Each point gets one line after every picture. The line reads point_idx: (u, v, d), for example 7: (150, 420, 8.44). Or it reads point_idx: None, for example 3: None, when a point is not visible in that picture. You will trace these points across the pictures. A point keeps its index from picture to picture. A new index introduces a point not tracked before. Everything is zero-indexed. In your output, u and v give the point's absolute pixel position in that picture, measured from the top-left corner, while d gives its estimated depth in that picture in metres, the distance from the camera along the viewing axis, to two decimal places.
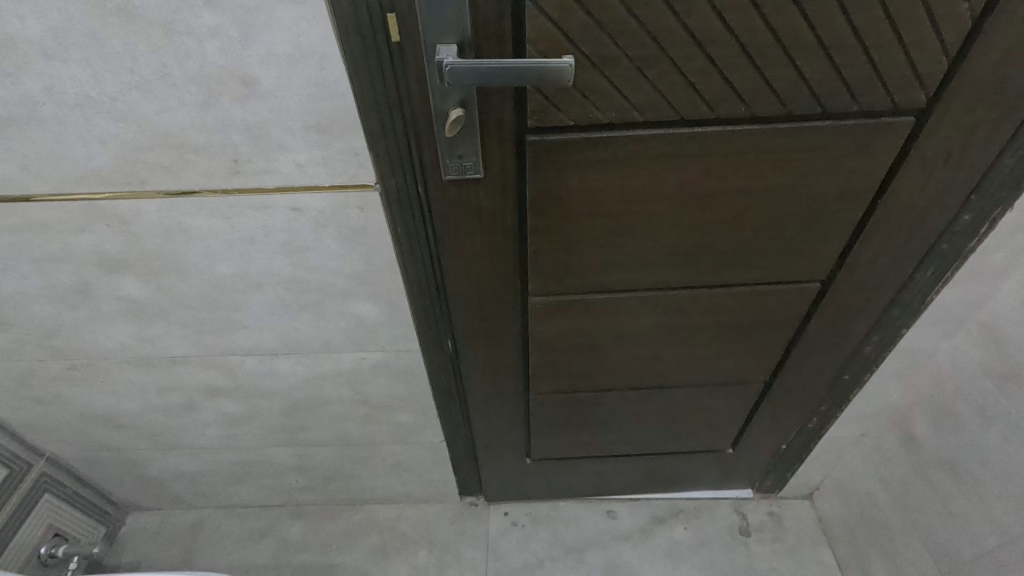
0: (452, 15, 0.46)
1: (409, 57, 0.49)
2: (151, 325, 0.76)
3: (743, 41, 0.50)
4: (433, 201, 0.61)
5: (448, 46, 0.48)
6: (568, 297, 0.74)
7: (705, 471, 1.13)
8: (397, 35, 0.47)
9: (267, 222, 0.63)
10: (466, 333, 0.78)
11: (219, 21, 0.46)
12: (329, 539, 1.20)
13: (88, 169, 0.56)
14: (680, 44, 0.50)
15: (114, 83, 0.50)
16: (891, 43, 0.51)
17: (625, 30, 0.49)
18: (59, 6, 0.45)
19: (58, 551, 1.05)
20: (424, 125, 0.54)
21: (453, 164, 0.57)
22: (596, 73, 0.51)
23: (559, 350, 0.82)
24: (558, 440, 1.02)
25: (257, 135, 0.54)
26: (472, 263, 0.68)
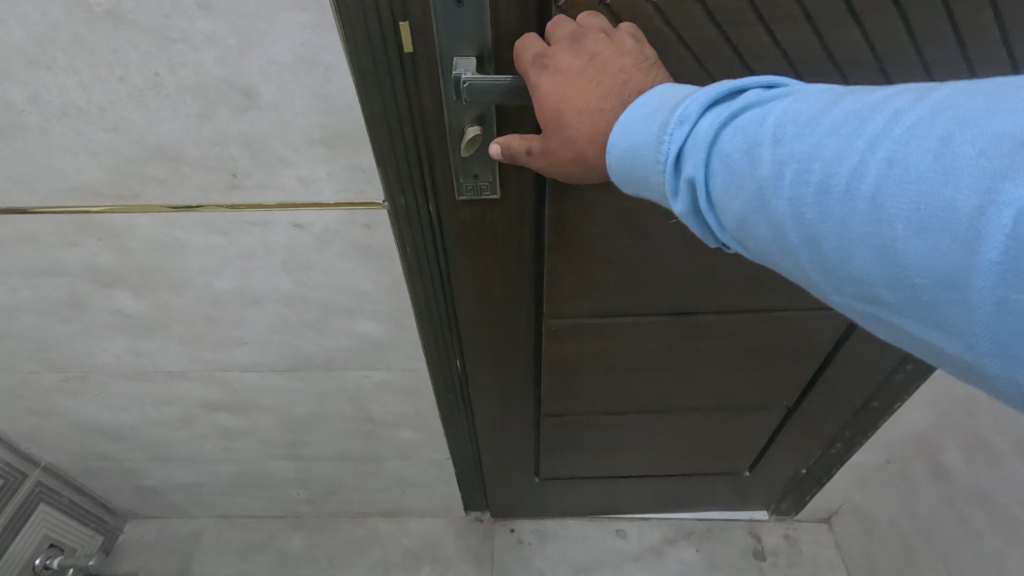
0: (471, 25, 0.43)
1: (423, 69, 0.46)
2: (147, 339, 0.73)
3: (790, 55, 0.46)
4: (444, 220, 0.57)
5: (466, 59, 0.44)
6: (586, 319, 0.71)
7: (719, 493, 1.09)
8: (410, 45, 0.44)
9: (269, 238, 0.59)
10: (476, 353, 0.74)
11: (215, 28, 0.42)
12: (330, 553, 1.17)
13: (78, 181, 0.53)
14: (721, 57, 0.46)
15: (103, 93, 0.46)
16: (955, 59, 0.46)
17: (658, 42, 0.45)
18: (42, 10, 0.41)
19: (54, 562, 1.03)
20: (438, 141, 0.50)
21: (468, 183, 0.53)
22: None
23: (573, 370, 0.79)
24: (568, 460, 0.99)
25: (258, 149, 0.50)
26: (483, 284, 0.64)
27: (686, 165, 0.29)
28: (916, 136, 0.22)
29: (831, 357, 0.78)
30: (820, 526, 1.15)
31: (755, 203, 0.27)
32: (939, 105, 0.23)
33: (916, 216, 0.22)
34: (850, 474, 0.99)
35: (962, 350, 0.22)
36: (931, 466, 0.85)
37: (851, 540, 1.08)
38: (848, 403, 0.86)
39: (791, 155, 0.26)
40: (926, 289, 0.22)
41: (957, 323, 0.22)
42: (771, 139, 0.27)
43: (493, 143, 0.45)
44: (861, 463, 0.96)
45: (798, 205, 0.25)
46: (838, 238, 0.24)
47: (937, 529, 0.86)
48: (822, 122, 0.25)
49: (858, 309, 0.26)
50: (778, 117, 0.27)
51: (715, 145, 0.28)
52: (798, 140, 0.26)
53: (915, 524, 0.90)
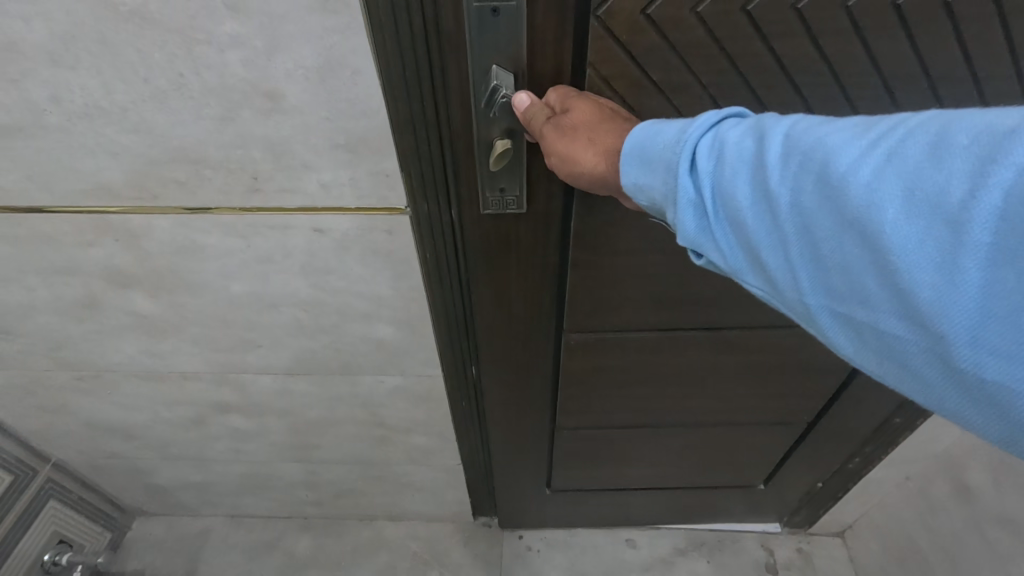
0: (506, 35, 0.42)
1: (451, 81, 0.45)
2: (162, 341, 0.73)
3: (838, 72, 0.46)
4: (466, 233, 0.56)
5: (502, 70, 0.44)
6: (604, 334, 0.70)
7: (733, 506, 1.08)
8: (439, 55, 0.43)
9: (288, 242, 0.58)
10: (492, 366, 0.73)
11: (242, 29, 0.41)
12: (336, 556, 1.16)
13: (98, 182, 0.52)
14: (765, 71, 0.46)
15: (126, 94, 0.45)
16: (1009, 75, 0.45)
17: (701, 54, 0.44)
18: (67, 9, 0.40)
19: (62, 558, 1.03)
20: (464, 154, 0.50)
21: (494, 197, 0.52)
22: (663, 101, 0.47)
23: (593, 384, 0.78)
24: (582, 472, 0.98)
25: (280, 153, 0.49)
26: (504, 297, 0.64)
27: (694, 154, 0.32)
28: (914, 135, 0.25)
29: (856, 375, 0.77)
30: (834, 540, 1.13)
31: (757, 195, 0.29)
32: (929, 114, 0.26)
33: (910, 200, 0.24)
34: (867, 488, 0.97)
35: (935, 331, 0.25)
36: (955, 486, 0.83)
37: (866, 556, 1.06)
38: (870, 420, 0.84)
39: (795, 148, 0.28)
40: (911, 271, 0.24)
41: (934, 303, 0.24)
42: (780, 137, 0.29)
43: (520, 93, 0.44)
44: (879, 478, 0.94)
45: (801, 193, 0.28)
46: (835, 224, 0.27)
47: (958, 549, 0.84)
48: (825, 125, 0.28)
49: (837, 302, 0.28)
50: (785, 123, 0.30)
51: (724, 139, 0.31)
52: (805, 138, 0.28)
53: (934, 542, 0.89)
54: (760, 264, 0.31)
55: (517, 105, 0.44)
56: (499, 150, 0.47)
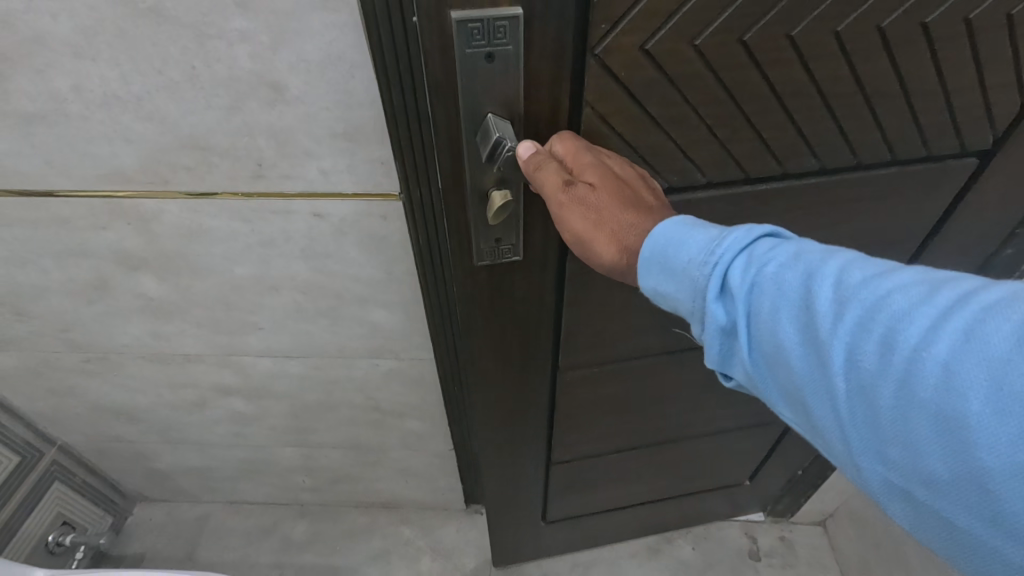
0: (501, 78, 0.43)
1: (443, 121, 0.45)
2: (168, 323, 0.76)
3: (825, 93, 0.48)
4: (461, 280, 0.58)
5: (498, 119, 0.45)
6: (601, 366, 0.74)
7: (718, 507, 1.11)
8: (432, 101, 0.44)
9: (289, 226, 0.62)
10: (488, 407, 0.75)
11: (250, 25, 0.45)
12: (332, 540, 1.19)
13: (113, 168, 0.56)
14: (759, 97, 0.48)
15: (142, 84, 0.49)
16: (972, 86, 0.50)
17: (699, 85, 0.46)
18: (92, 6, 0.44)
19: (65, 539, 1.06)
20: (456, 204, 0.51)
21: (490, 247, 0.54)
22: (660, 134, 0.49)
23: (589, 404, 0.80)
24: (576, 496, 0.99)
25: (284, 141, 0.53)
26: (500, 338, 0.65)
27: (739, 290, 0.33)
28: (995, 318, 0.25)
29: None
30: (815, 529, 1.17)
31: (813, 346, 0.31)
32: (1008, 291, 0.26)
33: (994, 394, 0.25)
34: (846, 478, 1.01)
35: (1004, 523, 0.26)
36: None
37: (847, 544, 1.10)
38: None
39: (855, 305, 0.29)
40: (990, 464, 0.25)
41: (1014, 500, 0.25)
42: (837, 286, 0.30)
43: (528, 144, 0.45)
44: None
45: (859, 354, 0.29)
46: (896, 395, 0.28)
47: None
48: (890, 281, 0.29)
49: (894, 466, 0.29)
50: (843, 270, 0.31)
51: (776, 280, 0.32)
52: (866, 295, 0.29)
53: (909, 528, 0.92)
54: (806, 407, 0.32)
55: (529, 157, 0.45)
56: (498, 203, 0.48)
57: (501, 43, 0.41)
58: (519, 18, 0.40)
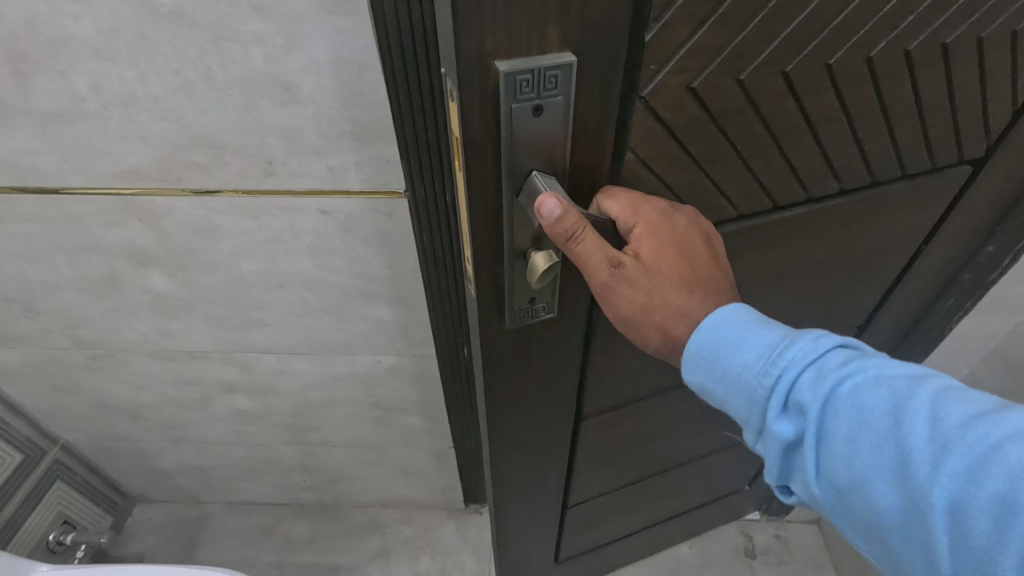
0: (546, 129, 0.37)
1: (480, 184, 0.39)
2: (174, 319, 0.78)
3: (853, 117, 0.47)
4: (492, 350, 0.52)
5: (545, 176, 0.39)
6: (618, 408, 0.72)
7: (716, 517, 1.12)
8: (461, 162, 0.38)
9: (296, 222, 0.64)
10: (512, 470, 0.70)
11: (266, 29, 0.47)
12: (332, 539, 1.20)
13: (127, 166, 0.58)
14: (794, 127, 0.46)
15: (159, 84, 0.51)
16: (976, 100, 0.50)
17: (740, 120, 0.43)
18: (114, 8, 0.46)
19: (66, 537, 1.07)
20: (489, 269, 0.45)
21: (526, 308, 0.49)
22: (699, 174, 0.46)
23: (606, 442, 0.77)
24: (586, 532, 0.96)
25: (293, 139, 0.55)
26: (523, 401, 0.61)
27: (817, 410, 0.35)
28: None
29: None
30: (809, 527, 1.19)
31: (903, 480, 0.31)
32: None
33: None
34: None
35: None
36: None
37: (839, 542, 1.12)
38: None
39: (955, 450, 0.30)
40: None
41: None
42: (934, 425, 0.31)
43: (549, 198, 0.38)
44: None
45: (964, 502, 0.29)
46: (1009, 553, 0.28)
47: None
48: (994, 431, 0.29)
49: None
50: (942, 408, 0.31)
51: (860, 406, 0.33)
52: (972, 440, 0.29)
53: None
54: (889, 542, 0.33)
55: (553, 219, 0.38)
56: (543, 266, 0.42)
57: (550, 94, 0.36)
58: (572, 64, 0.35)
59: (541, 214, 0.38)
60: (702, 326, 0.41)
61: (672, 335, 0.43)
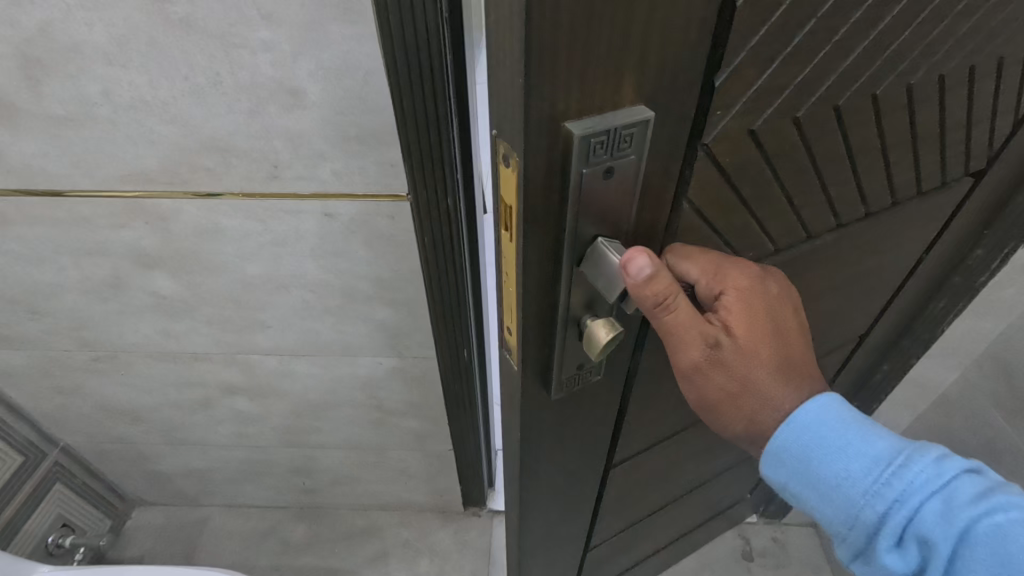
0: (612, 191, 0.36)
1: (539, 255, 0.38)
2: (178, 321, 0.79)
3: (886, 146, 0.48)
4: (533, 415, 0.50)
5: (610, 241, 0.38)
6: (645, 450, 0.71)
7: (717, 531, 1.12)
8: (512, 230, 0.37)
9: (301, 225, 0.65)
10: (544, 522, 0.68)
11: (273, 36, 0.49)
12: (331, 542, 1.21)
13: (135, 168, 0.59)
14: (835, 159, 0.46)
15: (168, 90, 0.52)
16: (986, 115, 0.51)
17: (790, 158, 0.43)
18: (126, 16, 0.48)
19: (65, 540, 1.07)
20: (535, 338, 0.43)
21: (571, 374, 0.47)
22: (745, 213, 0.45)
23: (629, 479, 0.75)
24: (605, 564, 0.95)
25: (299, 143, 0.57)
26: (556, 460, 0.58)
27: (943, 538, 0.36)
28: None
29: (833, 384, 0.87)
30: (806, 530, 1.20)
31: None
32: None
33: None
34: None
35: None
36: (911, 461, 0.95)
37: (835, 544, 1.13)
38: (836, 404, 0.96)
39: None
40: None
41: None
42: None
43: (636, 253, 0.36)
44: None
45: None
46: None
47: None
48: None
49: None
50: None
51: (994, 542, 0.34)
52: None
53: None
54: None
55: (638, 280, 0.37)
56: (606, 337, 0.41)
57: (623, 154, 0.34)
58: (650, 121, 0.34)
59: (630, 269, 0.36)
60: (790, 421, 0.41)
61: (759, 425, 0.43)
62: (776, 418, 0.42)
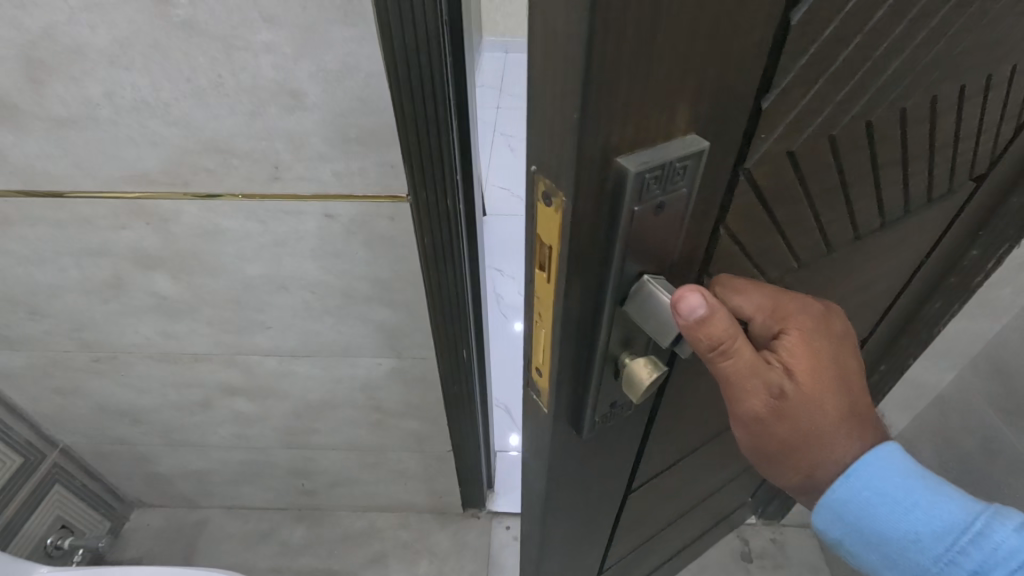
0: (661, 227, 0.34)
1: (580, 295, 0.36)
2: (178, 322, 0.79)
3: (909, 158, 0.47)
4: (563, 451, 0.48)
5: (657, 278, 0.36)
6: (660, 470, 0.71)
7: (720, 537, 1.12)
8: (554, 274, 0.35)
9: (301, 226, 0.65)
10: (563, 551, 0.66)
11: (275, 38, 0.49)
12: (330, 543, 1.21)
13: (137, 169, 0.59)
14: (863, 175, 0.45)
15: (170, 91, 0.53)
16: (994, 121, 0.51)
17: (822, 176, 0.42)
18: (129, 18, 0.48)
19: (64, 542, 1.07)
20: (571, 379, 0.42)
21: (604, 410, 0.46)
22: (776, 234, 0.44)
23: (643, 500, 0.74)
24: None
25: (299, 144, 0.57)
26: (582, 495, 0.58)
27: None
28: None
29: None
30: (805, 531, 1.20)
31: None
32: None
33: None
34: None
35: None
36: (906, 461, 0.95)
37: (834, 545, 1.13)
38: None
39: None
40: None
41: None
42: None
43: (690, 290, 0.34)
44: None
45: None
46: None
47: None
48: None
49: None
50: None
51: None
52: None
53: None
54: None
55: (705, 325, 0.35)
56: (648, 377, 0.39)
57: (676, 188, 0.32)
58: (705, 152, 0.32)
59: (681, 314, 0.34)
60: (850, 472, 0.41)
61: (817, 476, 0.42)
62: (837, 468, 0.41)
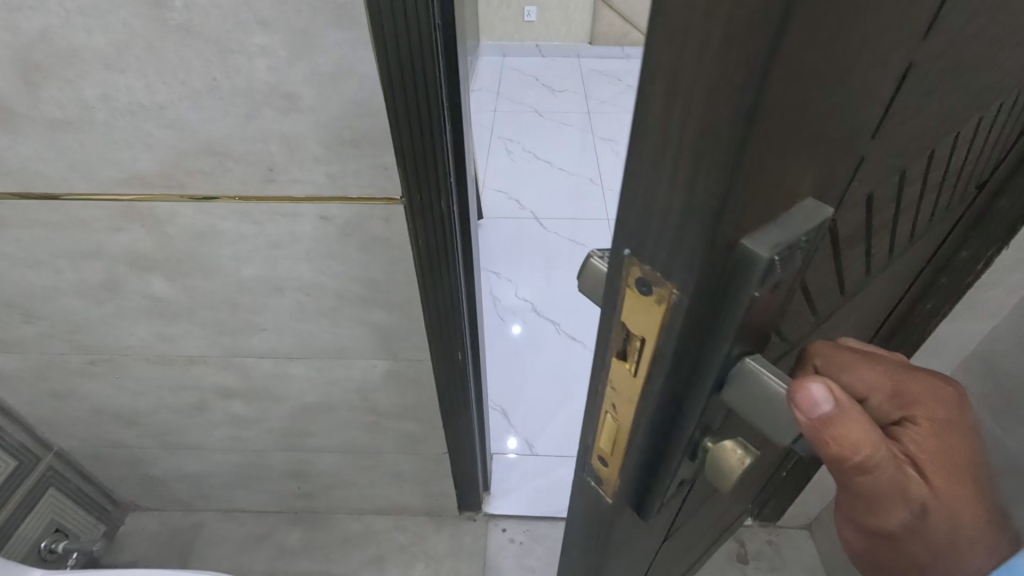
0: (768, 306, 0.30)
1: (675, 388, 0.31)
2: (174, 324, 0.79)
3: (945, 176, 0.45)
4: (624, 529, 0.45)
5: (756, 356, 0.32)
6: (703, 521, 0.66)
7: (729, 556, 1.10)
8: (648, 366, 0.31)
9: (296, 228, 0.66)
10: None
11: (270, 41, 0.50)
12: (326, 546, 1.21)
13: (132, 171, 0.60)
14: (910, 200, 0.42)
15: (165, 94, 0.53)
16: (1008, 130, 0.50)
17: (883, 208, 0.39)
18: (125, 21, 0.48)
19: (58, 546, 1.06)
20: (646, 467, 0.37)
21: (676, 492, 0.41)
22: (839, 275, 0.40)
23: (679, 549, 0.70)
24: None
25: (294, 147, 0.57)
26: (638, 562, 0.54)
27: None
28: None
29: None
30: (800, 532, 1.20)
31: None
32: None
33: None
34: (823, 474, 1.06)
35: None
36: None
37: (830, 546, 1.13)
38: None
39: None
40: None
41: None
42: None
43: (818, 382, 0.32)
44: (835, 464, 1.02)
45: None
46: None
47: None
48: None
49: None
50: None
51: None
52: None
53: None
54: None
55: (842, 422, 0.32)
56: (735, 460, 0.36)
57: (791, 266, 0.28)
58: (823, 222, 0.28)
59: (800, 410, 0.31)
60: None
61: None
62: None
